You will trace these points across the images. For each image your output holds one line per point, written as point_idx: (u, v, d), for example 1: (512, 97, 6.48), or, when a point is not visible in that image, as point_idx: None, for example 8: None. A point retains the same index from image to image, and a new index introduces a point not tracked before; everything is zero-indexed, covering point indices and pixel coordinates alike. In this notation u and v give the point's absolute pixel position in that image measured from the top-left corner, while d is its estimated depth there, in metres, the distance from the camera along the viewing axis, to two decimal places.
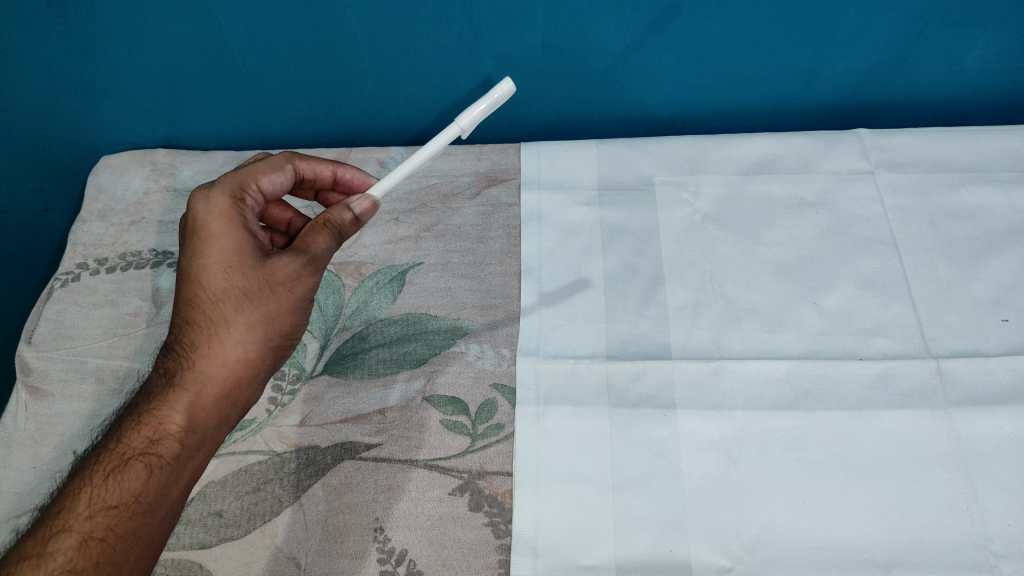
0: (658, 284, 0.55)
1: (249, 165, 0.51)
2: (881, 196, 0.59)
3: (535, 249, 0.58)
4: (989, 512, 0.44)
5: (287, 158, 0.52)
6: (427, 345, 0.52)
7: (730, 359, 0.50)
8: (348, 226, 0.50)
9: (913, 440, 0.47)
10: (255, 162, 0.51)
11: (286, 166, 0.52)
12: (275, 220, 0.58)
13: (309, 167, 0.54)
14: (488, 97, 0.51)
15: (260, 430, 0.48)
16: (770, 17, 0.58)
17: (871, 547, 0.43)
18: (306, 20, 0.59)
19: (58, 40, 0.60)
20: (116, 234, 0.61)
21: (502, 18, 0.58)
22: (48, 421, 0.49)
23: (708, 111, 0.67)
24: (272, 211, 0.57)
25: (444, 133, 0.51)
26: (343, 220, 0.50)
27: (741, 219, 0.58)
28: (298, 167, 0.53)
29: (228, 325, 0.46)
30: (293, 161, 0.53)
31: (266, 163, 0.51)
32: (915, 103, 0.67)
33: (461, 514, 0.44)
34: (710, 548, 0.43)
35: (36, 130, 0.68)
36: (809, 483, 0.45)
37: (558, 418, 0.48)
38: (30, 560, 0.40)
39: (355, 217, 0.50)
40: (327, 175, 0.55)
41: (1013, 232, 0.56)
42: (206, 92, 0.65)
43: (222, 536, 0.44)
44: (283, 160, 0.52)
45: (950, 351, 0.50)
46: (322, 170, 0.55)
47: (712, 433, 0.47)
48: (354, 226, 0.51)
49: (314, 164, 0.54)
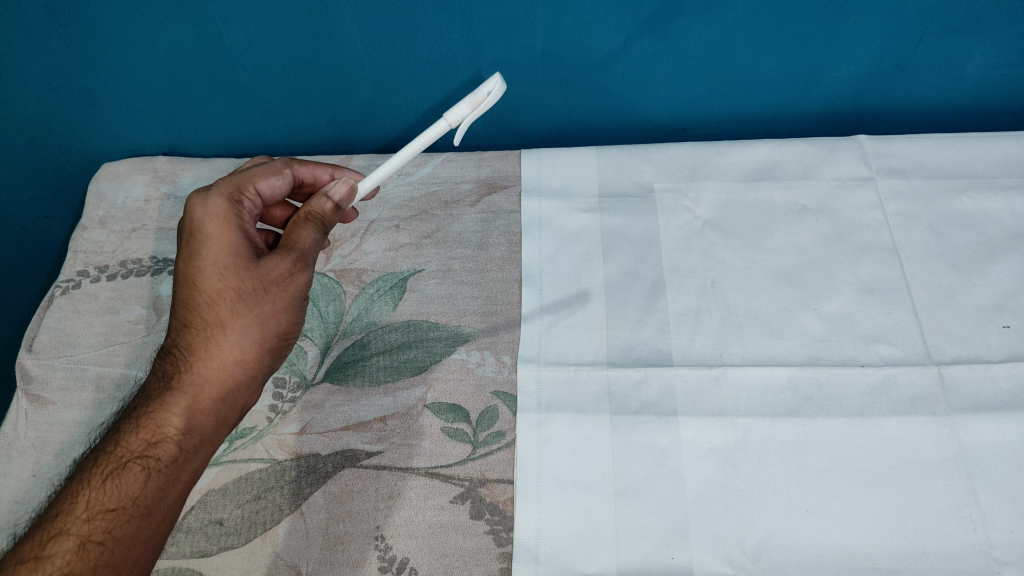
0: (659, 290, 0.55)
1: (248, 169, 0.51)
2: (881, 202, 0.59)
3: (536, 256, 0.58)
4: (991, 520, 0.43)
5: (286, 162, 0.53)
6: (427, 352, 0.52)
7: (732, 366, 0.50)
8: (330, 215, 0.51)
9: (915, 447, 0.46)
10: (254, 167, 0.51)
11: (285, 171, 0.52)
12: (277, 220, 0.59)
13: (307, 171, 0.54)
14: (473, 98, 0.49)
15: (261, 438, 0.48)
16: (768, 25, 0.58)
17: (875, 553, 0.42)
18: (305, 28, 0.59)
19: (58, 49, 0.61)
20: (117, 241, 0.61)
21: (502, 26, 0.59)
22: (48, 429, 0.49)
23: (708, 119, 0.68)
24: (275, 212, 0.58)
25: (433, 129, 0.50)
26: (324, 210, 0.50)
27: (741, 226, 0.58)
28: (297, 171, 0.53)
29: (225, 327, 0.46)
30: (292, 165, 0.53)
31: (265, 168, 0.51)
32: (914, 111, 0.67)
33: (462, 522, 0.44)
34: (714, 556, 0.43)
35: (38, 138, 0.69)
36: (811, 490, 0.45)
37: (560, 424, 0.48)
38: (28, 562, 0.40)
39: (335, 205, 0.51)
40: (325, 178, 0.55)
41: (1014, 239, 0.56)
42: (206, 99, 0.65)
43: (222, 545, 0.44)
44: (281, 164, 0.52)
45: (952, 358, 0.50)
46: (321, 174, 0.54)
47: (712, 440, 0.47)
48: (337, 215, 0.51)
49: (313, 168, 0.54)
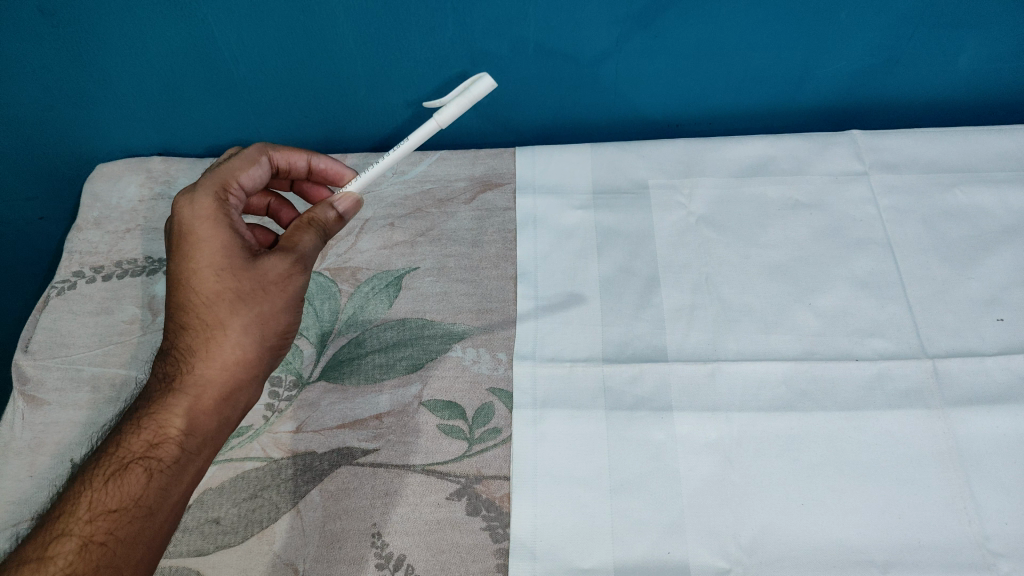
0: (654, 286, 0.55)
1: (225, 163, 0.51)
2: (875, 197, 0.59)
3: (531, 253, 0.58)
4: (986, 511, 0.44)
5: (261, 150, 0.52)
6: (423, 349, 0.52)
7: (727, 361, 0.50)
8: (332, 224, 0.51)
9: (909, 439, 0.47)
10: (230, 160, 0.51)
11: (262, 158, 0.52)
12: (255, 208, 0.60)
13: (283, 157, 0.53)
14: (466, 92, 0.49)
15: (258, 436, 0.48)
16: (761, 19, 0.58)
17: (870, 546, 0.43)
18: (299, 26, 0.59)
19: (52, 50, 0.61)
20: (112, 242, 0.61)
21: (495, 23, 0.59)
22: (45, 429, 0.49)
23: (702, 115, 0.68)
24: (253, 200, 0.59)
25: (422, 130, 0.50)
26: (327, 218, 0.50)
27: (736, 221, 0.59)
28: (273, 158, 0.53)
29: (225, 327, 0.46)
30: (267, 152, 0.52)
31: (243, 159, 0.51)
32: (907, 106, 0.67)
33: (458, 519, 0.44)
34: (709, 549, 0.43)
35: (32, 140, 0.69)
36: (807, 482, 0.45)
37: (556, 420, 0.48)
38: (31, 564, 0.40)
39: (338, 215, 0.51)
40: (302, 164, 0.54)
41: (1007, 232, 0.56)
42: (201, 98, 0.65)
43: (219, 543, 0.44)
44: (257, 152, 0.52)
45: (946, 350, 0.50)
46: (298, 160, 0.54)
47: (709, 435, 0.47)
48: (338, 224, 0.52)
49: (288, 153, 0.53)
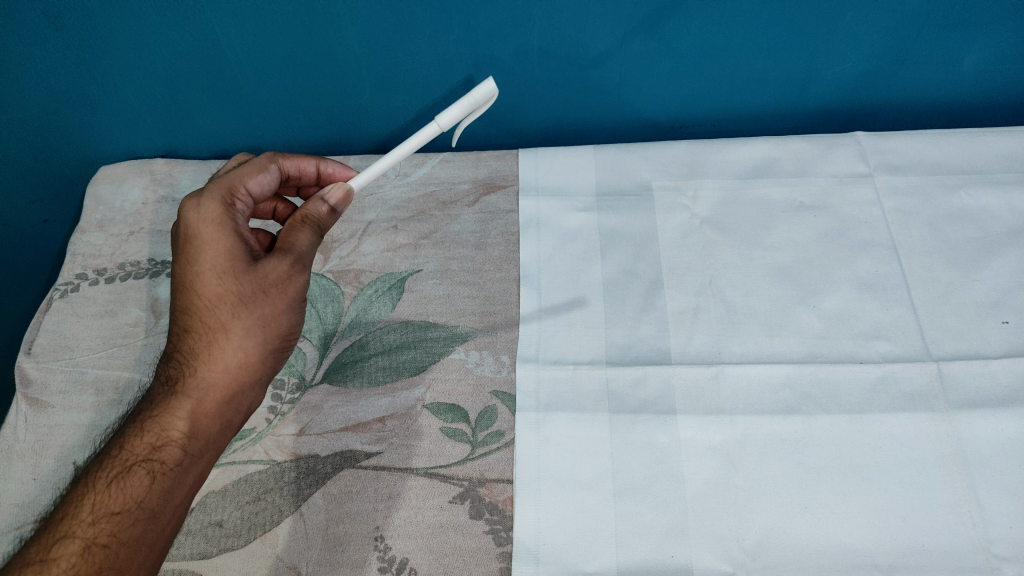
0: (658, 288, 0.55)
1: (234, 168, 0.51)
2: (880, 198, 0.59)
3: (534, 255, 0.58)
4: (990, 515, 0.43)
5: (271, 157, 0.52)
6: (426, 352, 0.52)
7: (731, 364, 0.50)
8: (325, 218, 0.51)
9: (913, 443, 0.46)
10: (240, 165, 0.51)
11: (270, 165, 0.52)
12: (262, 213, 0.60)
13: (292, 163, 0.54)
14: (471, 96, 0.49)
15: (260, 439, 0.48)
16: (765, 21, 0.58)
17: (872, 549, 0.43)
18: (303, 30, 0.59)
19: (56, 52, 0.61)
20: (115, 244, 0.61)
21: (499, 25, 0.59)
22: (48, 431, 0.49)
23: (707, 116, 0.67)
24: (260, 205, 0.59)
25: (423, 132, 0.50)
26: (320, 213, 0.50)
27: (740, 223, 0.58)
28: (283, 167, 0.53)
29: (227, 330, 0.46)
30: (277, 159, 0.52)
31: (251, 165, 0.51)
32: (912, 107, 0.67)
33: (460, 522, 0.44)
34: (712, 553, 0.43)
35: (35, 141, 0.69)
36: (811, 485, 0.45)
37: (560, 423, 0.48)
38: (35, 565, 0.40)
39: (331, 208, 0.51)
40: (310, 169, 0.55)
41: (1012, 234, 0.56)
42: (204, 100, 0.66)
43: (222, 547, 0.44)
44: (266, 159, 0.52)
45: (950, 354, 0.50)
46: (306, 166, 0.54)
47: (712, 438, 0.47)
48: (331, 217, 0.51)
49: (298, 160, 0.54)
